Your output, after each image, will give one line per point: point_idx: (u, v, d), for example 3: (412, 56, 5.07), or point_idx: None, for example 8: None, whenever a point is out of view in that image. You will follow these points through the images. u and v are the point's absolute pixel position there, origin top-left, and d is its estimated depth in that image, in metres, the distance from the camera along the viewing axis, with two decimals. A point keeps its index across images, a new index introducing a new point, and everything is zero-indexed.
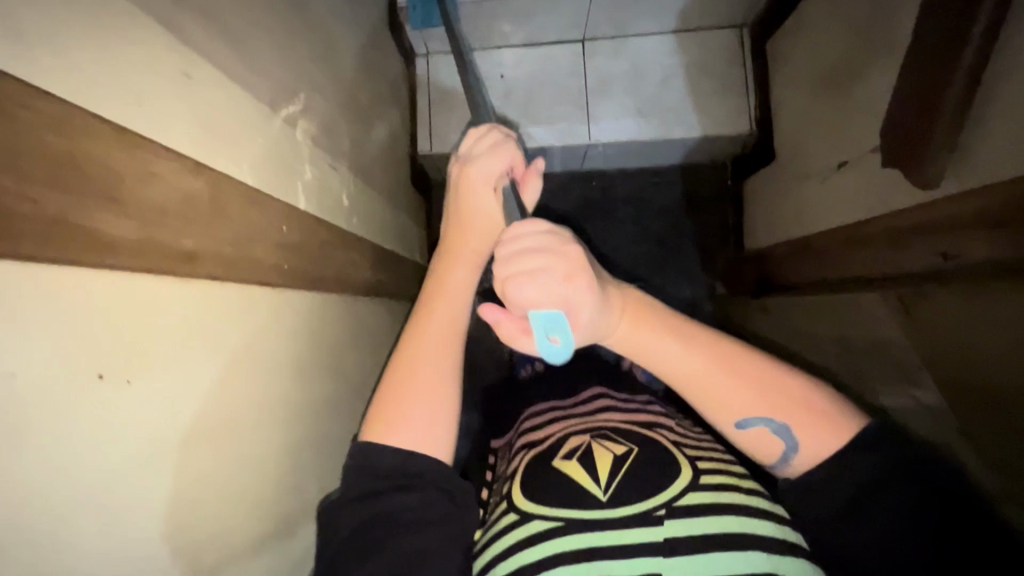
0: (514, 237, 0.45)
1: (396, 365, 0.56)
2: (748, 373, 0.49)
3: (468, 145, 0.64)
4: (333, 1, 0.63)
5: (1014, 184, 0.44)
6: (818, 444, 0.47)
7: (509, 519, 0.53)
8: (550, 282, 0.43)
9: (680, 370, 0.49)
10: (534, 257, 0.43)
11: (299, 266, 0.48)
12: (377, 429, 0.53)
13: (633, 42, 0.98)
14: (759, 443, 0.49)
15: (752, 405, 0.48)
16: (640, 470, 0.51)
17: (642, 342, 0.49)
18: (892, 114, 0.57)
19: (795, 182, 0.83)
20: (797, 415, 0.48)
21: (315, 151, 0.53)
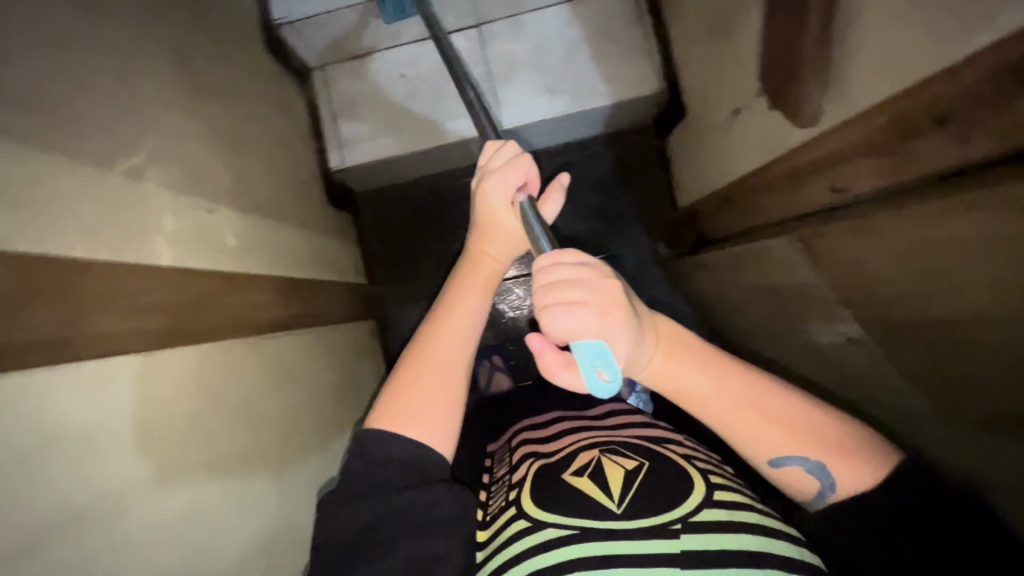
0: (552, 264, 0.46)
1: (413, 361, 0.58)
2: (781, 408, 0.48)
3: (486, 158, 0.64)
4: (185, 33, 0.59)
5: (886, 109, 0.43)
6: (852, 479, 0.45)
7: (520, 526, 0.53)
8: (582, 318, 0.42)
9: (716, 410, 0.48)
10: (568, 289, 0.44)
11: (185, 324, 0.45)
12: (385, 419, 0.55)
13: (529, 17, 0.95)
14: (795, 479, 0.48)
15: (787, 442, 0.47)
16: (653, 484, 0.53)
17: (673, 377, 0.48)
18: (770, 55, 0.55)
19: (707, 134, 0.82)
20: (832, 453, 0.46)
21: (178, 199, 0.49)
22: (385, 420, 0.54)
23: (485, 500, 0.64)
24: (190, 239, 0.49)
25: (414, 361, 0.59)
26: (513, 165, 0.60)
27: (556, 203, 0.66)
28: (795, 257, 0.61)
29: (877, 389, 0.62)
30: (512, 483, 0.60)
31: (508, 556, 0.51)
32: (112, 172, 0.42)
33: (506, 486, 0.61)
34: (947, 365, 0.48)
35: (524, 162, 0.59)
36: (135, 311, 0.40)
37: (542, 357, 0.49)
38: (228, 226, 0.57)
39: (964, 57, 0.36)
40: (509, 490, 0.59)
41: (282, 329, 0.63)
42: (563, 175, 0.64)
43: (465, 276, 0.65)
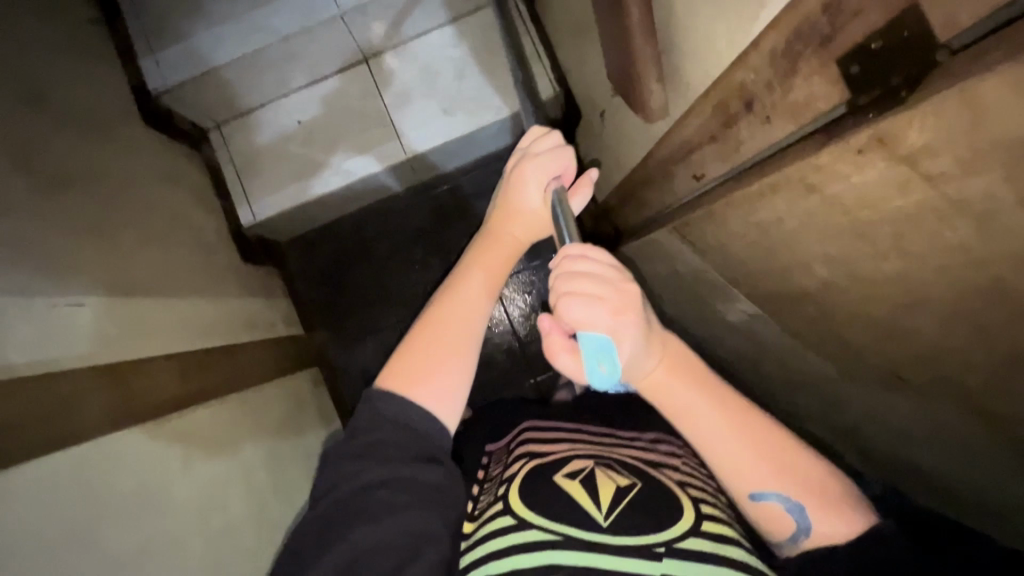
0: (579, 255, 0.46)
1: (422, 331, 0.52)
2: (774, 444, 0.46)
3: (531, 139, 0.59)
4: (40, 128, 0.59)
5: (709, 99, 0.44)
6: (829, 527, 0.43)
7: (504, 522, 0.52)
8: (603, 314, 0.43)
9: (709, 440, 0.46)
10: (591, 284, 0.44)
11: (67, 423, 0.45)
12: (396, 383, 0.49)
13: (415, 44, 0.96)
14: (772, 517, 0.45)
15: (774, 478, 0.45)
16: (644, 503, 0.52)
17: (669, 394, 0.47)
18: (612, 57, 0.56)
19: (599, 133, 0.82)
20: (813, 493, 0.44)
21: (33, 301, 0.47)
22: (394, 384, 0.49)
23: (475, 493, 0.62)
24: (54, 339, 0.48)
25: (428, 325, 0.52)
26: (555, 151, 0.56)
27: (583, 200, 0.58)
28: (681, 244, 0.62)
29: (785, 358, 0.63)
30: (505, 480, 0.59)
31: (485, 550, 0.51)
32: None
33: (499, 482, 0.60)
34: (834, 334, 0.48)
35: (568, 155, 0.55)
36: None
37: (547, 337, 0.47)
38: (104, 315, 0.55)
39: (752, 42, 0.36)
40: (497, 487, 0.59)
41: (188, 407, 0.61)
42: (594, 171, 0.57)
43: (483, 251, 0.57)
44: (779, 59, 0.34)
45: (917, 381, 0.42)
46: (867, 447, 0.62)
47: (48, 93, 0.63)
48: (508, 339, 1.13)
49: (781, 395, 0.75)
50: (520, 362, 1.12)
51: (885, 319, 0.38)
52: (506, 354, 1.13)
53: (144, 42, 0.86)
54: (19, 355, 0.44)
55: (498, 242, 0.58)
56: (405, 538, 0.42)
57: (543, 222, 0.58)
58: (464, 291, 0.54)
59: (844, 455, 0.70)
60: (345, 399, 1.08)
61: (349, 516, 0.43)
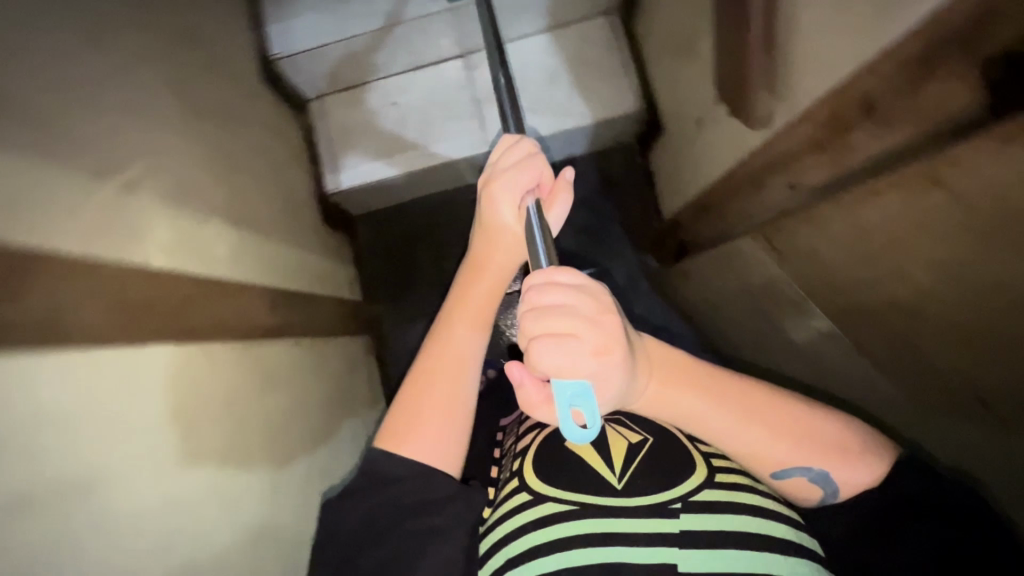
0: (546, 283, 0.42)
1: (414, 379, 0.59)
2: (784, 418, 0.50)
3: (500, 154, 0.62)
4: (187, 65, 0.65)
5: (824, 106, 0.47)
6: (855, 485, 0.49)
7: (521, 498, 0.57)
8: (577, 354, 0.41)
9: (721, 434, 0.50)
10: (559, 322, 0.41)
11: (179, 321, 0.48)
12: (391, 432, 0.56)
13: (512, 45, 1.02)
14: (798, 488, 0.51)
15: (791, 453, 0.49)
16: (656, 459, 0.56)
17: (669, 403, 0.49)
18: (723, 66, 0.60)
19: (684, 147, 0.85)
20: (832, 458, 0.49)
21: (168, 209, 0.52)
22: (387, 440, 0.56)
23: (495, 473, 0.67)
24: (179, 247, 0.52)
25: (421, 372, 0.59)
26: (521, 166, 0.59)
27: (563, 204, 0.62)
28: (763, 253, 0.63)
29: (855, 384, 0.63)
30: (519, 452, 0.63)
31: (509, 527, 0.56)
32: (109, 183, 0.45)
33: (512, 455, 0.64)
34: (914, 352, 0.49)
35: (535, 164, 0.58)
36: (128, 307, 0.42)
37: (522, 389, 0.48)
38: (218, 239, 0.60)
39: (885, 50, 0.38)
40: (515, 459, 0.62)
41: (270, 338, 0.65)
42: (568, 172, 0.61)
43: (466, 286, 0.64)
44: (914, 66, 0.36)
45: (1000, 405, 0.43)
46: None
47: (195, 39, 0.69)
48: None
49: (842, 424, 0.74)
50: None
51: (978, 330, 0.39)
52: None
53: (272, 7, 0.92)
54: (155, 252, 0.48)
55: (480, 275, 0.64)
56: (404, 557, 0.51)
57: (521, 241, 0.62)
58: (450, 333, 0.61)
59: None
60: (391, 373, 1.11)
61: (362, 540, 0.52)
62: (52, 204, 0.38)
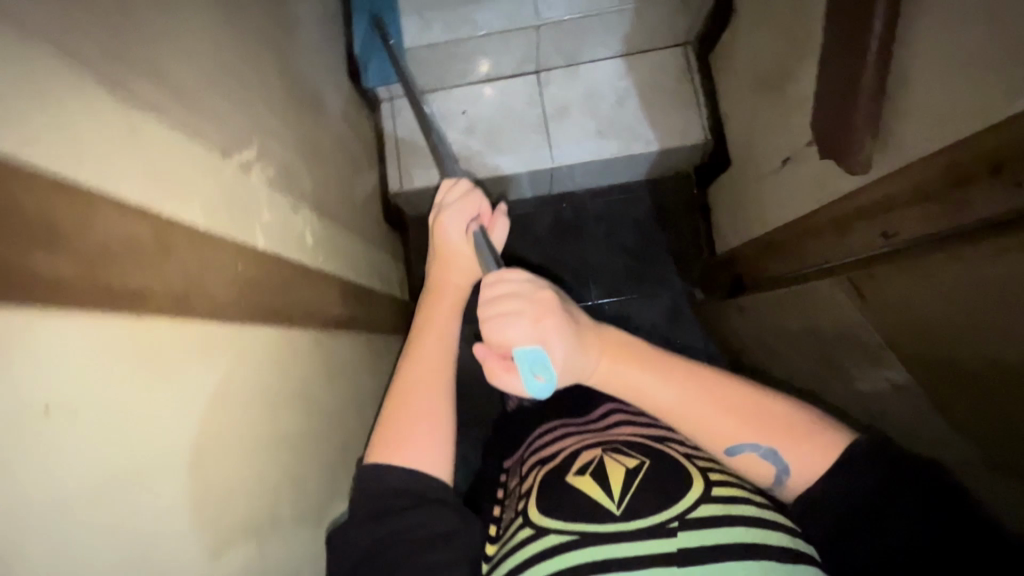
0: (495, 280, 0.52)
1: (396, 394, 0.60)
2: (732, 401, 0.50)
3: (440, 196, 0.69)
4: (292, 56, 0.66)
5: (934, 159, 0.48)
6: (804, 462, 0.47)
7: (525, 534, 0.52)
8: (518, 324, 0.49)
9: (670, 410, 0.50)
10: (508, 302, 0.50)
11: (275, 303, 0.49)
12: (378, 452, 0.56)
13: (586, 68, 1.03)
14: (751, 466, 0.49)
15: (737, 428, 0.49)
16: (655, 480, 0.52)
17: (617, 378, 0.52)
18: (823, 109, 0.60)
19: (754, 183, 0.85)
20: (781, 435, 0.48)
21: (273, 193, 0.53)
22: (379, 452, 0.56)
23: (499, 513, 0.63)
24: (278, 230, 0.53)
25: (396, 393, 0.60)
26: (462, 199, 0.67)
27: (502, 230, 0.69)
28: (842, 297, 0.62)
29: (925, 440, 0.61)
30: (522, 493, 0.59)
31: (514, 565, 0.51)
32: (230, 163, 0.46)
33: (517, 497, 0.60)
34: (1004, 417, 0.48)
35: (474, 197, 0.67)
36: (240, 285, 0.43)
37: (486, 364, 0.52)
38: (307, 226, 0.61)
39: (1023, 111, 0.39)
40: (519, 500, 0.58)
41: (340, 328, 0.65)
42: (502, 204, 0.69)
43: (430, 309, 0.67)
44: None
45: None
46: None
47: (301, 32, 0.71)
48: None
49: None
50: None
51: None
52: None
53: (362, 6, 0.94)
54: (260, 235, 0.49)
55: (440, 297, 0.67)
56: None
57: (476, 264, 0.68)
58: (424, 349, 0.63)
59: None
60: None
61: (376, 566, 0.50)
62: (189, 178, 0.39)
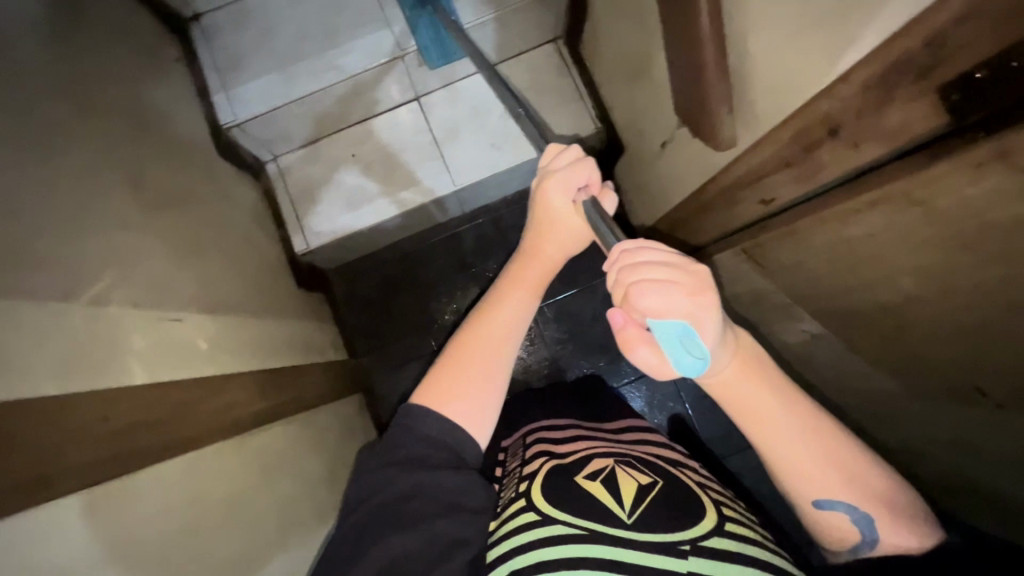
0: (638, 248, 0.45)
1: (459, 342, 0.57)
2: (842, 456, 0.46)
3: (549, 158, 0.63)
4: (139, 152, 0.62)
5: (789, 127, 0.48)
6: (898, 541, 0.44)
7: (526, 517, 0.48)
8: (673, 297, 0.42)
9: (782, 449, 0.46)
10: (658, 270, 0.43)
11: (172, 434, 0.46)
12: (430, 397, 0.53)
13: (464, 84, 0.99)
14: (836, 526, 0.46)
15: (842, 485, 0.45)
16: (668, 502, 0.48)
17: (739, 396, 0.47)
18: (682, 92, 0.61)
19: (648, 165, 0.87)
20: (883, 510, 0.45)
21: (143, 315, 0.50)
22: (428, 397, 0.53)
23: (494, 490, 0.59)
24: (159, 353, 0.49)
25: (463, 340, 0.57)
26: (574, 163, 0.59)
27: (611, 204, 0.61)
28: (747, 265, 0.64)
29: (854, 376, 0.64)
30: (524, 475, 0.55)
31: (509, 546, 0.46)
32: (77, 304, 0.42)
33: (517, 479, 0.56)
34: (909, 349, 0.50)
35: (588, 161, 0.59)
36: (116, 436, 0.40)
37: (622, 332, 0.46)
38: (197, 331, 0.57)
39: (841, 76, 0.40)
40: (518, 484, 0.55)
41: (265, 422, 0.62)
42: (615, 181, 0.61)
43: (517, 272, 0.63)
44: (872, 90, 0.37)
45: (999, 395, 0.44)
46: (941, 454, 0.65)
47: (148, 125, 0.67)
48: (546, 365, 1.15)
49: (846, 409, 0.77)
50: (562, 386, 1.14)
51: (967, 328, 0.41)
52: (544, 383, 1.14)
53: (218, 77, 0.92)
54: (136, 366, 0.45)
55: (536, 259, 0.64)
56: (437, 544, 0.45)
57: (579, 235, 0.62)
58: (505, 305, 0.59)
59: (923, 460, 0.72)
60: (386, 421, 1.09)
61: (387, 519, 0.46)
62: (25, 346, 0.36)
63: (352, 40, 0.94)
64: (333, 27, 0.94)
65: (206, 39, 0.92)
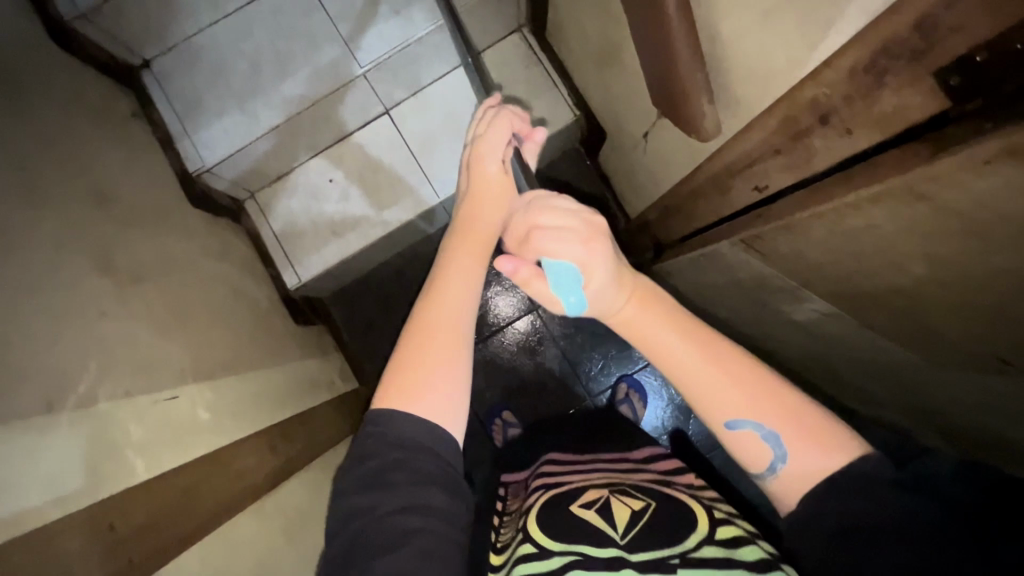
0: (546, 197, 0.49)
1: (412, 330, 0.48)
2: (740, 371, 0.43)
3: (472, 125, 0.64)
4: (105, 227, 0.60)
5: (773, 115, 0.45)
6: (810, 454, 0.39)
7: (524, 552, 0.47)
8: (569, 242, 0.46)
9: (677, 364, 0.44)
10: (560, 217, 0.47)
11: (182, 522, 0.45)
12: (398, 389, 0.44)
13: (432, 89, 0.95)
14: (747, 448, 0.42)
15: (744, 400, 0.42)
16: (661, 522, 0.48)
17: (636, 326, 0.46)
18: (657, 81, 0.58)
19: (632, 151, 0.83)
20: (793, 423, 0.40)
21: (136, 401, 0.48)
22: (395, 391, 0.44)
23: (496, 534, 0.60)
24: (159, 438, 0.48)
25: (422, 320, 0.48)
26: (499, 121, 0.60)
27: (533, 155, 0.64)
28: (744, 253, 0.62)
29: (871, 347, 0.63)
30: (523, 513, 0.56)
31: None
32: (65, 410, 0.41)
33: (517, 517, 0.57)
34: (925, 326, 0.48)
35: (507, 119, 0.60)
36: (125, 540, 0.39)
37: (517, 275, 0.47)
38: (196, 402, 0.56)
39: (826, 60, 0.37)
40: (517, 522, 0.56)
41: (280, 480, 0.62)
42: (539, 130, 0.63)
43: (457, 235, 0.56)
44: (861, 75, 0.35)
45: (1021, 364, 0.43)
46: (967, 413, 0.63)
47: (109, 194, 0.65)
48: (557, 362, 1.14)
49: (863, 375, 0.76)
50: (574, 380, 1.13)
51: (987, 309, 0.39)
52: (558, 379, 1.14)
53: (178, 122, 0.89)
54: (137, 458, 0.45)
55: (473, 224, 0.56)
56: (429, 564, 0.38)
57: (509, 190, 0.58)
58: (453, 274, 0.51)
59: (945, 417, 0.71)
60: None
61: (370, 547, 0.38)
62: (13, 479, 0.34)
63: (308, 61, 0.90)
64: (286, 51, 0.90)
65: (160, 85, 0.88)
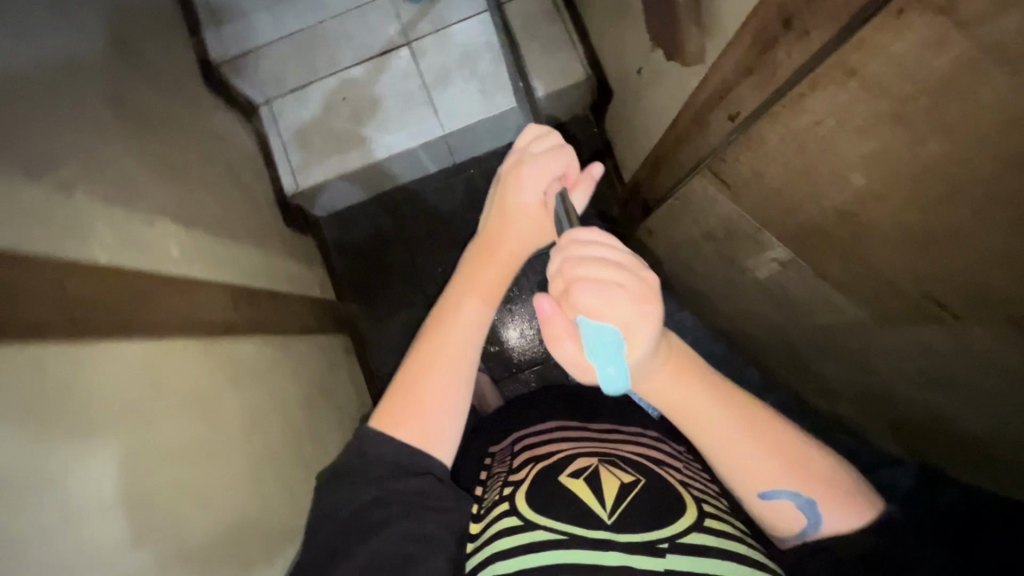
0: (594, 242, 0.43)
1: (412, 371, 0.51)
2: (777, 442, 0.47)
3: (527, 137, 0.58)
4: (120, 67, 0.64)
5: (745, 30, 0.47)
6: (844, 520, 0.46)
7: (510, 522, 0.48)
8: (617, 301, 0.40)
9: (724, 439, 0.47)
10: (609, 272, 0.41)
11: (133, 316, 0.47)
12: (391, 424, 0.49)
13: (455, 30, 0.99)
14: (781, 514, 0.47)
15: (783, 471, 0.47)
16: (649, 501, 0.49)
17: (681, 402, 0.46)
18: (655, 8, 0.60)
19: (633, 105, 0.86)
20: (825, 489, 0.46)
21: (112, 210, 0.51)
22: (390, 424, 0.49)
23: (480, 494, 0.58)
24: (126, 248, 0.51)
25: (422, 360, 0.52)
26: (553, 152, 0.55)
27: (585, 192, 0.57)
28: (714, 191, 0.64)
29: (824, 308, 0.64)
30: (510, 480, 0.55)
31: (497, 551, 0.47)
32: (43, 181, 0.44)
33: (503, 481, 0.56)
34: (869, 267, 0.49)
35: (565, 153, 0.55)
36: (73, 302, 0.41)
37: (548, 319, 0.44)
38: (167, 236, 0.59)
39: None
40: (502, 485, 0.55)
41: (237, 334, 0.64)
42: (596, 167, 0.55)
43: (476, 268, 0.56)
44: None
45: (952, 302, 0.44)
46: (911, 390, 0.64)
47: (130, 44, 0.69)
48: None
49: (820, 353, 0.76)
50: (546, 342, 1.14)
51: (918, 227, 0.40)
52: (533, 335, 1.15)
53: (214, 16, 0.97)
54: (100, 250, 0.48)
55: (494, 252, 0.57)
56: (407, 542, 0.44)
57: (541, 223, 0.56)
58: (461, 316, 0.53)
59: (891, 402, 0.71)
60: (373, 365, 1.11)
61: (356, 531, 0.44)
62: None
63: None
64: None
65: None
